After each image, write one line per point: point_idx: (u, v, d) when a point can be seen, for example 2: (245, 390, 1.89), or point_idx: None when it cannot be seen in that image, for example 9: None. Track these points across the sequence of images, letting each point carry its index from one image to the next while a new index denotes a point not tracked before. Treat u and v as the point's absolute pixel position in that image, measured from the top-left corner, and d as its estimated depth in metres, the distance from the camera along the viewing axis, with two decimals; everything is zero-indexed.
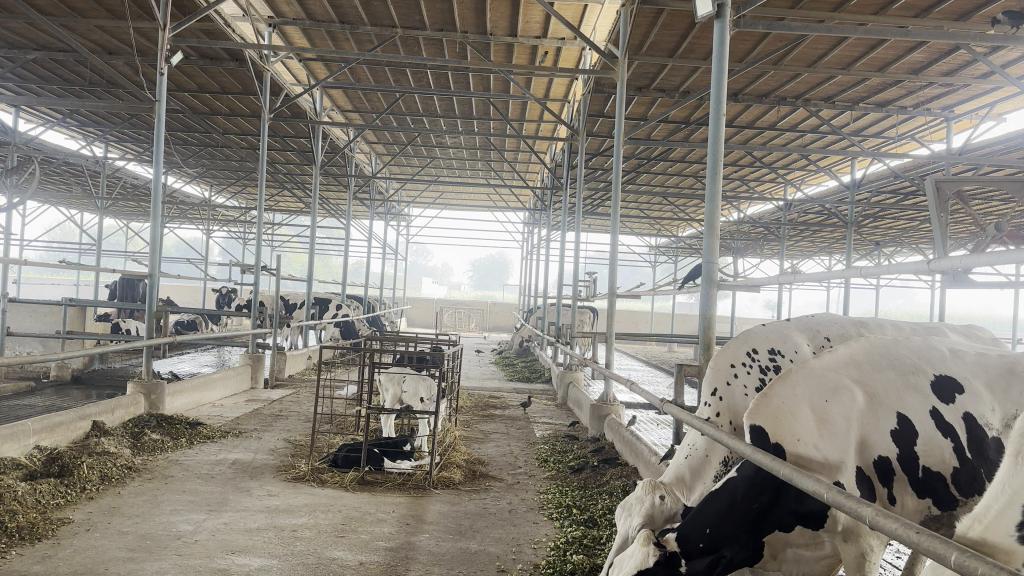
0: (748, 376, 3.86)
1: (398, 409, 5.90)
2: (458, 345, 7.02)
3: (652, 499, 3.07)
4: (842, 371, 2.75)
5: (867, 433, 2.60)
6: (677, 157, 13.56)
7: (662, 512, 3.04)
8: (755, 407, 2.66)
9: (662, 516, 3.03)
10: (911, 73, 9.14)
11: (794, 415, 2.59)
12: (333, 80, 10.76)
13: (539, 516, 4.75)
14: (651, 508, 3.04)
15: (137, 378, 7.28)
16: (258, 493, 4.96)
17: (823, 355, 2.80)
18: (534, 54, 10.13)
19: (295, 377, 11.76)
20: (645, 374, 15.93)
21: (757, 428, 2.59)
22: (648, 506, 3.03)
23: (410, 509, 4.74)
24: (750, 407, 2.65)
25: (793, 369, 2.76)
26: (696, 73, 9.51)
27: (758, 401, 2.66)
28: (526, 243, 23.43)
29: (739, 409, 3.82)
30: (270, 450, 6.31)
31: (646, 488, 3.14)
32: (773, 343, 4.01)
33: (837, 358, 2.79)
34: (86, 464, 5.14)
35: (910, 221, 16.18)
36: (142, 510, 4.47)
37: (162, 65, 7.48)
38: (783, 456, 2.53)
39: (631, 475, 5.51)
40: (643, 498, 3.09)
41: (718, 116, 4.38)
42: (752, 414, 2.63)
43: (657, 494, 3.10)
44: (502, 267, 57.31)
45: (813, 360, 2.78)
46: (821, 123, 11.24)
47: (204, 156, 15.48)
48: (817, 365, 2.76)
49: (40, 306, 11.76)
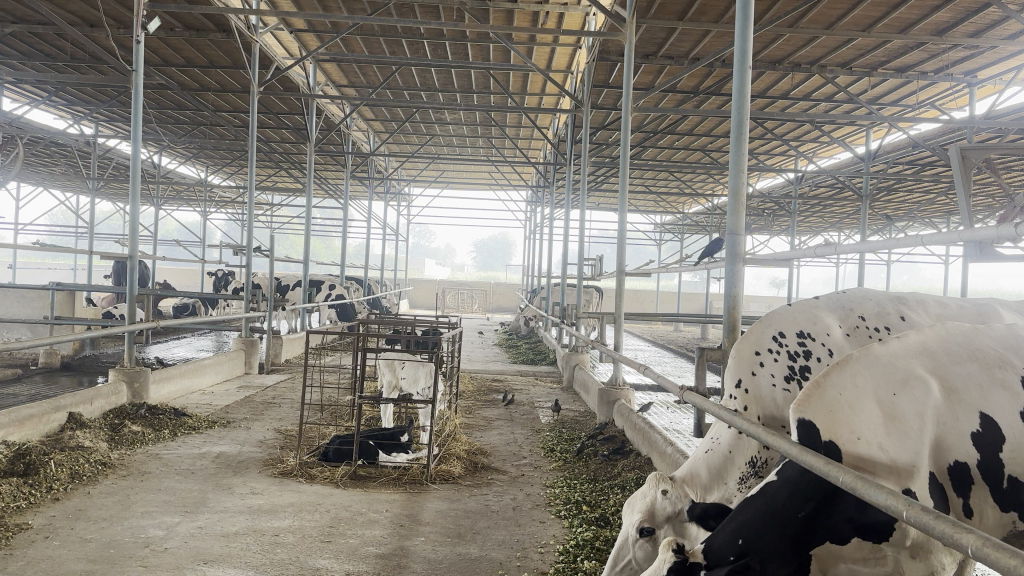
0: (775, 365, 3.40)
1: (394, 398, 5.44)
2: (458, 328, 6.60)
3: (653, 494, 2.74)
4: (912, 360, 2.33)
5: (943, 434, 2.20)
6: (684, 129, 13.10)
7: (664, 510, 2.69)
8: (804, 397, 2.23)
9: (663, 512, 2.69)
10: (935, 34, 8.64)
11: (854, 410, 2.19)
12: (326, 51, 10.30)
13: (545, 514, 4.35)
14: (652, 504, 2.71)
15: (119, 365, 6.88)
16: (241, 492, 4.57)
17: (889, 341, 2.38)
18: (535, 19, 9.67)
19: (291, 361, 11.39)
20: (653, 354, 15.58)
21: (809, 422, 2.16)
22: (648, 503, 2.70)
23: (405, 507, 4.35)
24: (799, 396, 2.22)
25: (853, 355, 2.33)
26: (707, 38, 9.03)
27: (810, 388, 2.22)
28: (530, 222, 22.96)
29: (766, 402, 3.36)
30: (259, 442, 5.92)
31: (653, 482, 2.80)
32: (802, 324, 3.49)
33: (906, 345, 2.37)
34: (55, 461, 4.74)
35: (925, 193, 15.73)
36: (110, 513, 4.07)
37: (138, 32, 6.98)
38: (839, 456, 2.12)
39: (644, 466, 5.09)
40: (646, 493, 2.77)
41: (742, 71, 3.93)
42: (802, 406, 2.19)
43: (661, 488, 2.76)
44: (505, 248, 56.85)
45: (878, 346, 2.35)
46: (837, 90, 10.77)
47: (195, 135, 15.00)
48: (884, 352, 2.34)
49: (26, 290, 11.33)
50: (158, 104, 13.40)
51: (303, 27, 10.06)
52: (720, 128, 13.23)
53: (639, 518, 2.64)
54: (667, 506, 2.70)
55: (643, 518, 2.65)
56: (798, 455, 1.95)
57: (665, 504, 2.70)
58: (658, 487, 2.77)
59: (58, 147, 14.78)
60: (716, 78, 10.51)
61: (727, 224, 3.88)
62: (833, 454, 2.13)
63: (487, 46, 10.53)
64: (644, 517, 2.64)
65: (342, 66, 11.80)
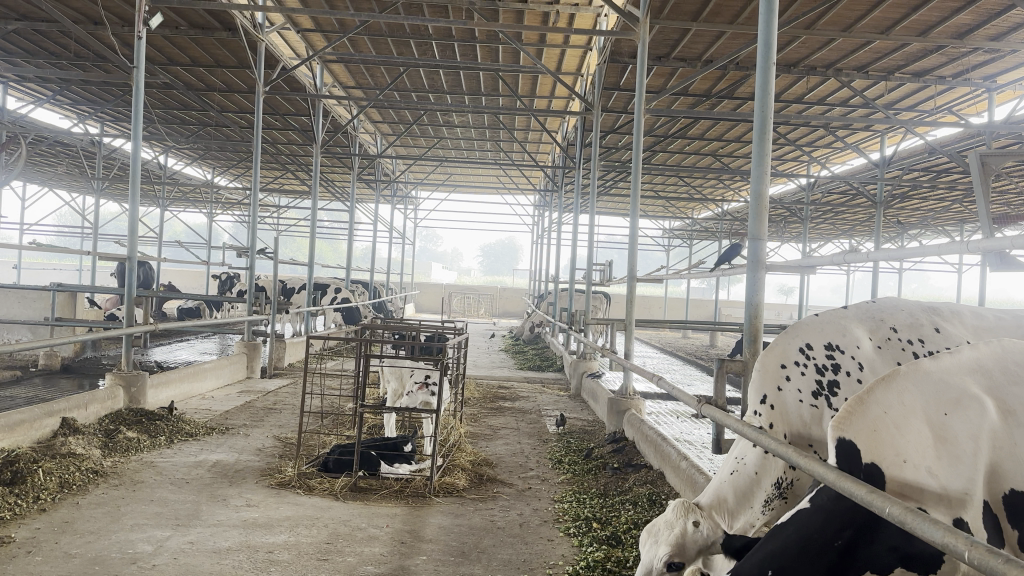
0: (803, 379, 3.18)
1: (397, 406, 5.23)
2: (465, 334, 6.40)
3: (684, 524, 2.53)
4: (968, 377, 2.10)
5: (1000, 458, 1.98)
6: (695, 133, 12.90)
7: (696, 541, 2.50)
8: (844, 414, 2.06)
9: (694, 544, 2.49)
10: (956, 37, 8.42)
11: (899, 430, 2.01)
12: (332, 50, 10.14)
13: (554, 531, 4.15)
14: (683, 534, 2.50)
15: (117, 370, 6.70)
16: (236, 504, 4.38)
17: (941, 356, 2.16)
18: (546, 19, 9.51)
19: (294, 365, 11.22)
20: (662, 361, 15.37)
21: (850, 444, 2.00)
22: (677, 534, 2.49)
23: (407, 523, 4.15)
24: (839, 413, 2.05)
25: (901, 368, 2.14)
26: (721, 40, 8.84)
27: (853, 404, 2.05)
28: (538, 227, 22.79)
29: (793, 420, 3.15)
30: (257, 450, 5.74)
31: (680, 511, 2.60)
32: (830, 335, 3.28)
33: (961, 361, 2.14)
34: (44, 469, 4.56)
35: (940, 200, 15.48)
36: (98, 527, 3.88)
37: (140, 28, 6.81)
38: (881, 482, 1.95)
39: (657, 481, 4.88)
40: (675, 522, 2.56)
41: (767, 67, 3.74)
42: (843, 425, 2.02)
43: (691, 519, 2.55)
44: (512, 252, 56.66)
45: (929, 362, 2.14)
46: (852, 94, 10.55)
47: (201, 135, 14.87)
48: (934, 368, 2.12)
49: (27, 291, 11.18)
50: (163, 105, 13.28)
51: (310, 26, 9.91)
52: (732, 133, 13.05)
53: (667, 551, 2.45)
54: (698, 537, 2.50)
55: (672, 551, 2.45)
56: (836, 480, 1.81)
57: (697, 534, 2.51)
58: (686, 517, 2.56)
59: (63, 146, 14.65)
60: (729, 81, 10.31)
61: (750, 229, 3.71)
62: (875, 478, 1.96)
63: (496, 47, 10.37)
64: (672, 551, 2.45)
65: (349, 67, 11.65)
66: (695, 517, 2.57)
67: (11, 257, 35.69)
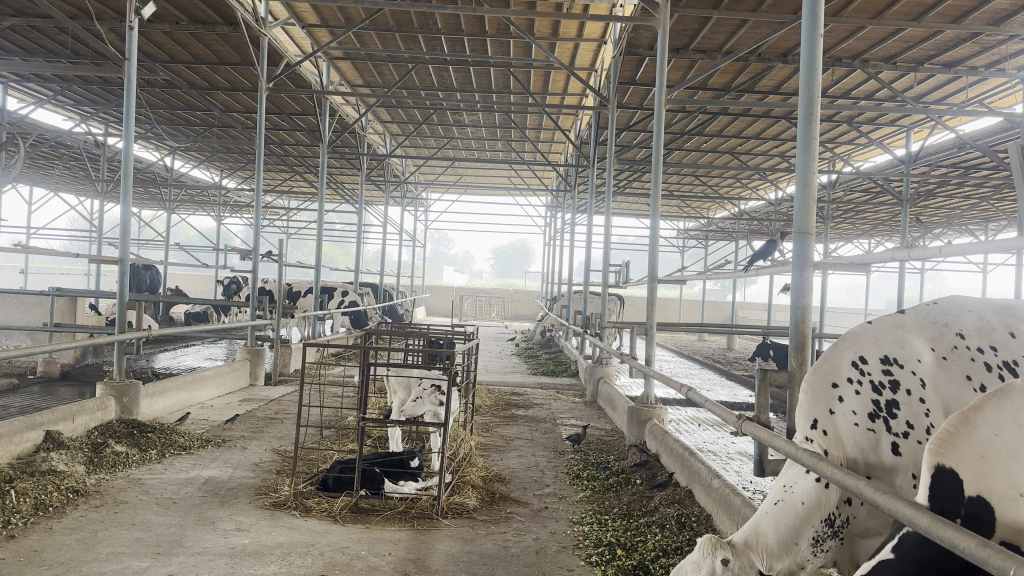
0: (857, 400, 2.52)
1: (401, 418, 4.81)
2: (475, 340, 6.00)
3: (710, 563, 2.09)
4: None
5: None
6: (712, 130, 12.49)
7: None
8: (944, 434, 1.64)
9: None
10: (992, 24, 7.97)
11: (1015, 458, 1.59)
12: (337, 46, 9.83)
13: (574, 560, 3.75)
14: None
15: (108, 379, 6.34)
16: (225, 528, 3.99)
17: None
18: (559, 8, 9.19)
19: (301, 371, 10.86)
20: (680, 365, 14.96)
21: (949, 473, 1.59)
22: None
23: (411, 550, 3.76)
24: (939, 434, 1.64)
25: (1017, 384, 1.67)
26: (743, 29, 8.43)
27: (959, 422, 1.63)
28: (550, 228, 22.44)
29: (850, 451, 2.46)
30: (253, 465, 5.37)
31: (707, 545, 2.15)
32: (886, 346, 2.63)
33: None
34: (19, 489, 4.20)
35: (967, 199, 15.01)
36: (69, 556, 3.51)
37: (132, 17, 6.44)
38: (988, 522, 1.56)
39: (684, 500, 4.46)
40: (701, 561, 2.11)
41: (813, 40, 3.35)
42: (943, 449, 1.60)
43: (720, 556, 2.11)
44: (524, 254, 56.34)
45: None
46: (881, 87, 10.09)
47: (207, 136, 14.58)
48: None
49: (26, 296, 10.87)
50: (167, 104, 12.96)
51: (315, 21, 9.66)
52: (750, 130, 12.66)
53: None
54: None
55: None
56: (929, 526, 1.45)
57: None
58: (714, 555, 2.10)
59: (67, 148, 14.39)
60: (750, 74, 9.88)
61: (796, 224, 3.31)
62: (980, 518, 1.57)
63: (508, 42, 10.05)
64: None
65: (357, 64, 11.31)
66: (726, 555, 2.12)
67: (18, 262, 35.55)
